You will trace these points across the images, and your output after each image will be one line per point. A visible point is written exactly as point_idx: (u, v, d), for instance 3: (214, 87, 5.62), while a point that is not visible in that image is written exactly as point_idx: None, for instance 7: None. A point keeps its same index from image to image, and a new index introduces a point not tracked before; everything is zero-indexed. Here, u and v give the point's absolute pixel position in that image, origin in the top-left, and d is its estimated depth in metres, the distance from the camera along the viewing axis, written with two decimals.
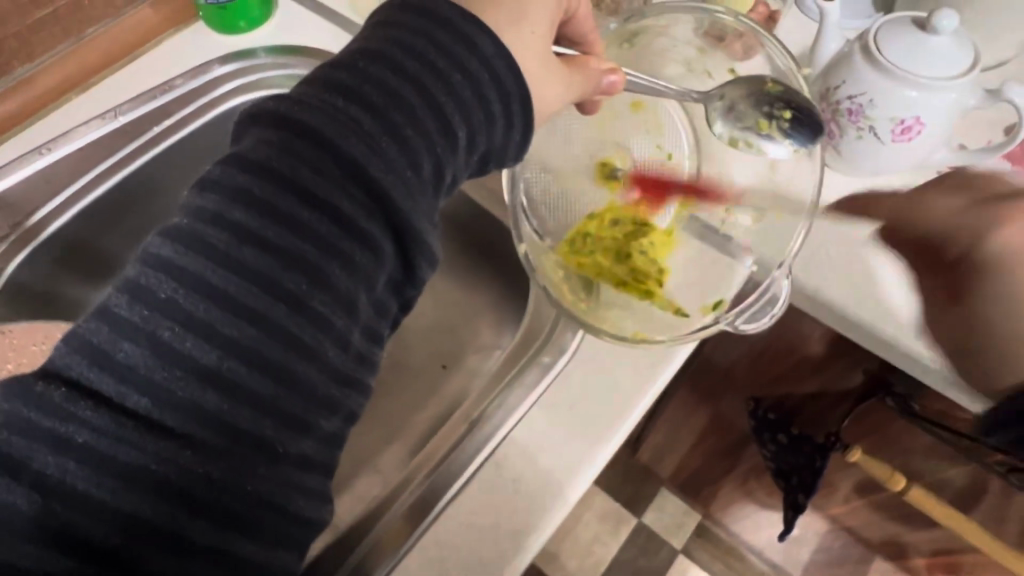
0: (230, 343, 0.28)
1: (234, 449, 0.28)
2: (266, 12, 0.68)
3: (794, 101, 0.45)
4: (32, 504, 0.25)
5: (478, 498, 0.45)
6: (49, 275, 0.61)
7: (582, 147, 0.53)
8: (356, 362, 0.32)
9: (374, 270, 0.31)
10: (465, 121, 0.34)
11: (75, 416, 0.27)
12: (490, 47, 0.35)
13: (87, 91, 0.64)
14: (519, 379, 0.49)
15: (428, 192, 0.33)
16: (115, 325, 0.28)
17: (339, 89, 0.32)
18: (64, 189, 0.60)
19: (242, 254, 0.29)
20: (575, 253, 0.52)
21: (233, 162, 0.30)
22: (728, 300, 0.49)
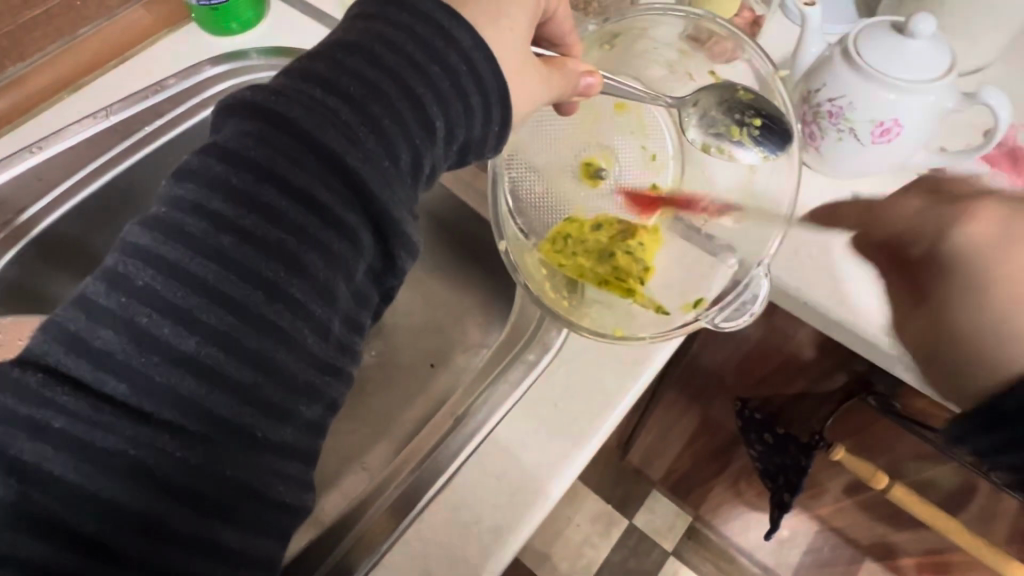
0: (209, 329, 0.29)
1: (212, 435, 0.29)
2: (258, 13, 0.69)
3: (764, 108, 0.48)
4: (10, 489, 0.26)
5: (462, 493, 0.45)
6: (38, 272, 0.61)
7: (565, 148, 0.55)
8: (337, 350, 0.32)
9: (353, 258, 0.32)
10: (444, 113, 0.34)
11: (52, 402, 0.27)
12: (468, 40, 0.35)
13: (79, 91, 0.65)
14: (503, 377, 0.49)
15: (407, 182, 0.33)
16: (92, 312, 0.28)
17: (318, 81, 0.32)
18: (54, 188, 0.61)
19: (221, 242, 0.29)
20: (558, 252, 0.53)
21: (211, 153, 0.30)
22: (709, 298, 0.50)
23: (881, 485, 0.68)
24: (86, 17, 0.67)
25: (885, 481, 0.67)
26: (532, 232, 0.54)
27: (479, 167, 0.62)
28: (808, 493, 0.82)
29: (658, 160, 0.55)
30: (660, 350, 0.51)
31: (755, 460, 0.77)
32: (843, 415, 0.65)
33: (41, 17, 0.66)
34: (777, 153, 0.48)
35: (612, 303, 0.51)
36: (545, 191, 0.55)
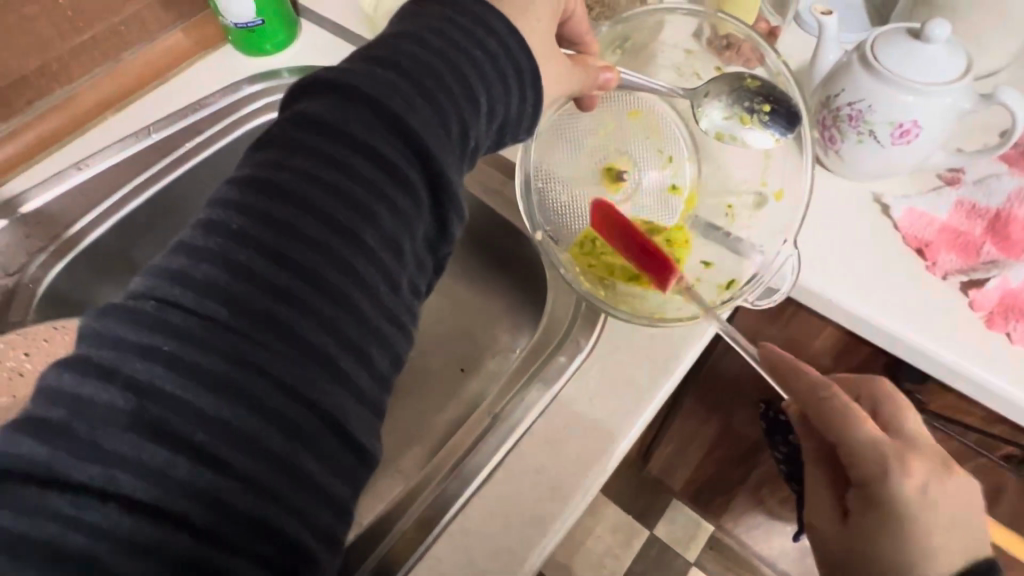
0: (295, 266, 0.31)
1: (302, 360, 0.30)
2: (291, 36, 0.72)
3: (772, 95, 0.49)
4: (128, 401, 0.27)
5: (503, 487, 0.47)
6: (86, 285, 0.64)
7: (586, 154, 0.57)
8: (403, 304, 0.34)
9: (415, 215, 0.34)
10: (487, 90, 0.37)
11: (166, 324, 0.29)
12: (505, 29, 0.38)
13: (123, 112, 0.68)
14: (542, 368, 0.51)
15: (458, 151, 0.35)
16: (192, 253, 0.31)
17: (378, 59, 0.34)
18: (99, 204, 0.63)
19: (303, 190, 0.32)
20: (586, 253, 0.54)
21: (289, 122, 0.33)
22: (742, 279, 0.51)
23: None
24: (129, 42, 0.69)
25: None
26: (557, 240, 0.55)
27: (507, 175, 0.64)
28: None
29: (674, 164, 0.57)
30: (693, 341, 0.52)
31: (779, 464, 0.75)
32: None
33: (88, 42, 0.67)
34: (787, 135, 0.49)
35: (644, 297, 0.53)
36: (573, 197, 0.57)
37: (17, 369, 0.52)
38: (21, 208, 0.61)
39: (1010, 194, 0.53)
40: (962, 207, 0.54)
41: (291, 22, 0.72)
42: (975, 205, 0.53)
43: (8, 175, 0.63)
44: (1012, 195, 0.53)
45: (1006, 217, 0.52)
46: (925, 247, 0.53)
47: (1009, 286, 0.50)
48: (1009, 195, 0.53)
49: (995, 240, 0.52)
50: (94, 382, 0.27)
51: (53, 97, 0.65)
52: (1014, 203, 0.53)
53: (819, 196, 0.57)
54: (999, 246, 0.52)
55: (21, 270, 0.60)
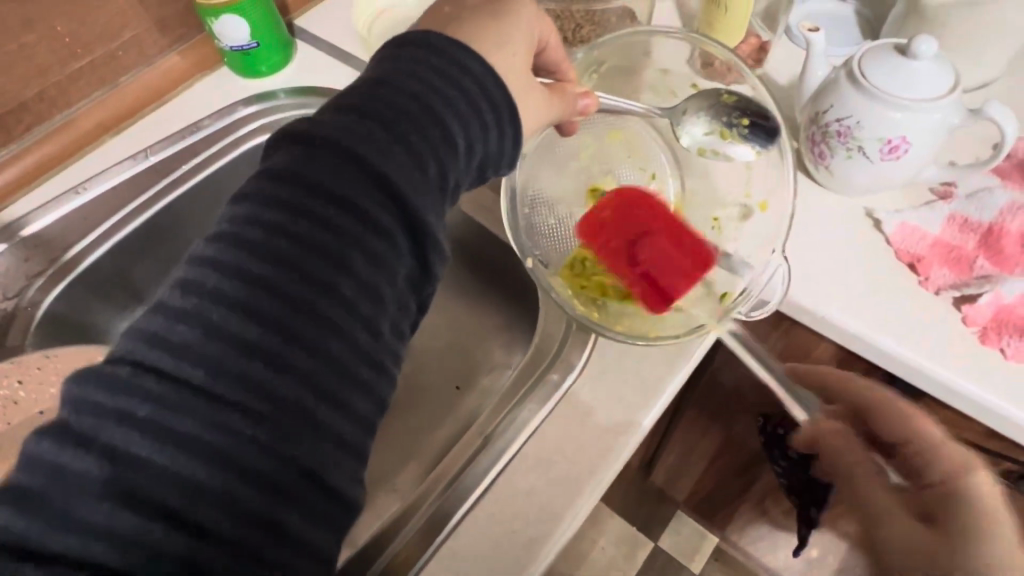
0: (269, 320, 0.31)
1: (278, 415, 0.30)
2: (286, 57, 0.73)
3: (750, 108, 0.50)
4: (102, 469, 0.28)
5: (493, 507, 0.47)
6: (86, 307, 0.66)
7: (570, 177, 0.58)
8: (385, 349, 0.34)
9: (393, 261, 0.34)
10: (464, 130, 0.37)
11: (137, 388, 0.29)
12: (480, 67, 0.38)
13: (122, 133, 0.71)
14: (533, 389, 0.51)
15: (436, 193, 0.36)
16: (168, 313, 0.31)
17: (352, 108, 0.35)
18: (96, 227, 0.65)
19: (276, 245, 0.32)
20: (577, 274, 0.55)
21: (264, 175, 0.34)
22: (734, 291, 0.51)
23: None
24: (128, 65, 0.69)
25: None
26: (548, 262, 0.56)
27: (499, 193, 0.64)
28: (836, 510, 0.74)
29: (656, 181, 0.57)
30: (685, 359, 0.52)
31: (778, 476, 0.74)
32: None
33: (86, 69, 0.66)
34: (766, 148, 0.50)
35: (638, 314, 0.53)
36: (560, 222, 0.57)
37: (11, 397, 0.53)
38: (22, 232, 0.62)
39: (1002, 208, 0.53)
40: (954, 221, 0.54)
41: (286, 42, 0.72)
42: (967, 219, 0.53)
43: (9, 199, 0.65)
44: (1004, 209, 0.52)
45: (999, 230, 0.52)
46: (918, 261, 0.53)
47: (1004, 301, 0.50)
48: (1001, 209, 0.53)
49: (987, 254, 0.52)
50: (71, 451, 0.28)
51: (52, 122, 0.66)
52: (1006, 217, 0.52)
53: (808, 211, 0.57)
54: (992, 260, 0.51)
55: (20, 294, 0.62)
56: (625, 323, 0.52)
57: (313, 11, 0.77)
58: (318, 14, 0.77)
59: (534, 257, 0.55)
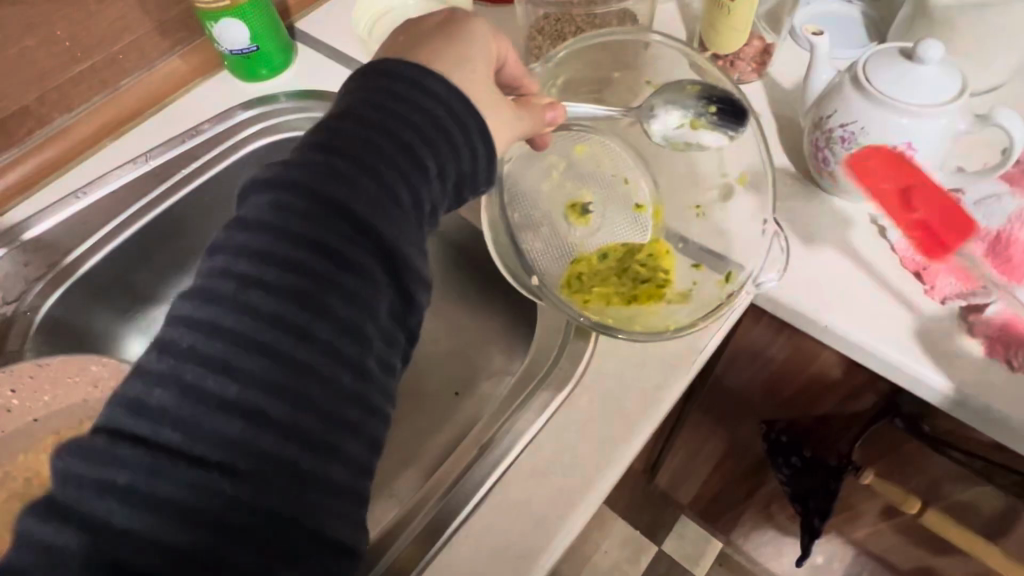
0: (246, 373, 0.32)
1: (262, 471, 0.31)
2: (287, 60, 0.72)
3: (714, 95, 0.52)
4: (82, 543, 0.28)
5: (488, 517, 0.46)
6: (84, 312, 0.66)
7: (546, 198, 0.58)
8: (373, 386, 0.35)
9: (372, 298, 0.35)
10: (434, 155, 0.38)
11: (118, 458, 0.30)
12: (442, 90, 0.39)
13: (118, 139, 0.68)
14: (530, 398, 0.51)
15: (413, 222, 0.37)
16: (146, 377, 0.32)
17: (318, 148, 0.36)
18: (96, 231, 0.65)
19: (248, 295, 0.33)
20: (576, 291, 0.54)
21: (236, 227, 0.35)
22: (738, 270, 0.52)
23: (914, 510, 0.63)
24: (128, 67, 0.69)
25: (918, 506, 0.62)
26: (545, 282, 0.54)
27: None
28: (841, 517, 0.73)
29: (631, 182, 0.58)
30: (693, 358, 0.51)
31: (783, 484, 0.73)
32: (873, 436, 0.61)
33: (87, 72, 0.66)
34: (736, 130, 0.52)
35: (647, 314, 0.53)
36: (546, 243, 0.56)
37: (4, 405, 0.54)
38: (23, 235, 0.62)
39: (1011, 215, 0.52)
40: None
41: (287, 45, 0.71)
42: (974, 226, 0.52)
43: (10, 203, 0.64)
44: (1013, 216, 0.51)
45: (1007, 238, 0.51)
46: (924, 269, 0.52)
47: (1010, 311, 0.49)
48: (1009, 216, 0.52)
49: (997, 263, 0.50)
50: (54, 525, 0.28)
51: (42, 133, 0.65)
52: (1015, 224, 0.51)
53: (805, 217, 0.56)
54: (1001, 270, 0.50)
55: (19, 298, 0.62)
56: (640, 323, 0.52)
57: (314, 12, 0.77)
58: (319, 15, 0.77)
59: (535, 276, 0.53)
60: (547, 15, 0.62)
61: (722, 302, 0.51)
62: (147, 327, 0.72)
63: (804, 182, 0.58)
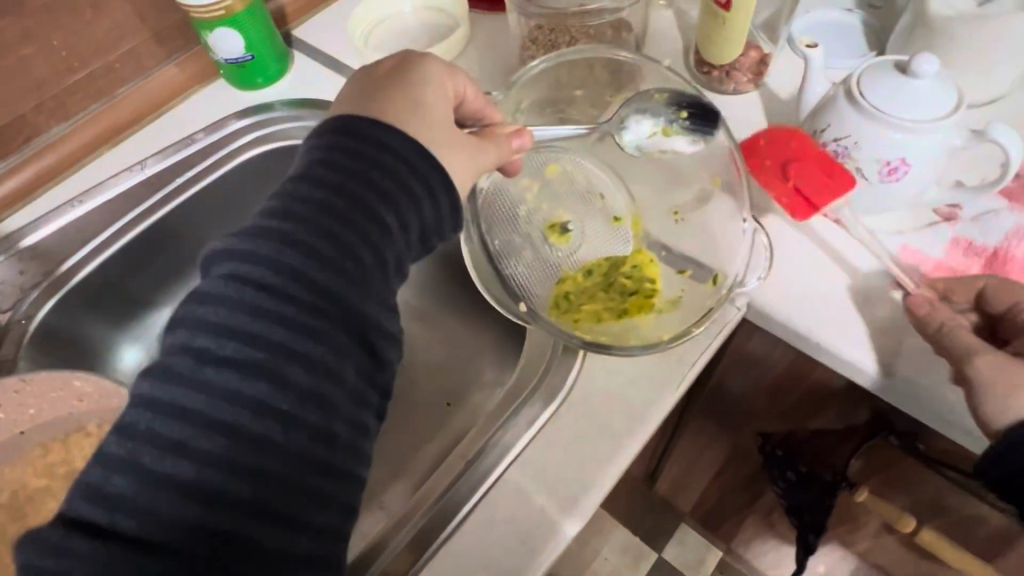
0: (204, 452, 0.34)
1: (222, 548, 0.33)
2: (283, 69, 0.71)
3: (683, 101, 0.54)
4: None
5: (472, 534, 0.46)
6: (78, 319, 0.67)
7: (523, 223, 0.57)
8: (339, 451, 0.37)
9: (334, 366, 0.37)
10: (395, 211, 0.40)
11: (74, 551, 0.32)
12: (398, 141, 0.42)
13: (117, 147, 0.69)
14: (517, 413, 0.50)
15: (376, 281, 0.39)
16: (107, 463, 0.34)
17: (276, 216, 0.39)
18: (91, 240, 0.65)
19: (206, 373, 0.35)
20: (565, 311, 0.53)
21: (195, 303, 0.37)
22: (728, 270, 0.52)
23: (909, 529, 0.62)
24: (123, 77, 0.69)
25: (912, 525, 0.62)
26: (535, 308, 0.53)
27: None
28: (838, 531, 0.72)
29: (607, 197, 0.58)
30: (685, 370, 0.51)
31: (779, 496, 0.72)
32: (868, 452, 0.60)
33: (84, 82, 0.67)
34: (708, 134, 0.54)
35: (641, 325, 0.52)
36: (529, 267, 0.55)
37: None
38: (21, 242, 0.63)
39: (1008, 231, 0.52)
40: (959, 244, 0.53)
41: (283, 53, 0.71)
42: (972, 243, 0.52)
43: (9, 211, 0.64)
44: (1010, 233, 0.52)
45: (1004, 256, 0.51)
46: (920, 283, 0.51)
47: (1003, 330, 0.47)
48: (1007, 233, 0.52)
49: None
50: None
51: (42, 141, 0.66)
52: (1012, 241, 0.52)
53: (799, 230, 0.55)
54: None
55: (14, 306, 0.63)
56: (632, 336, 0.51)
57: (312, 19, 0.77)
58: (316, 23, 0.76)
59: (524, 301, 0.53)
60: (539, 26, 0.62)
61: (711, 306, 0.51)
62: (145, 335, 0.73)
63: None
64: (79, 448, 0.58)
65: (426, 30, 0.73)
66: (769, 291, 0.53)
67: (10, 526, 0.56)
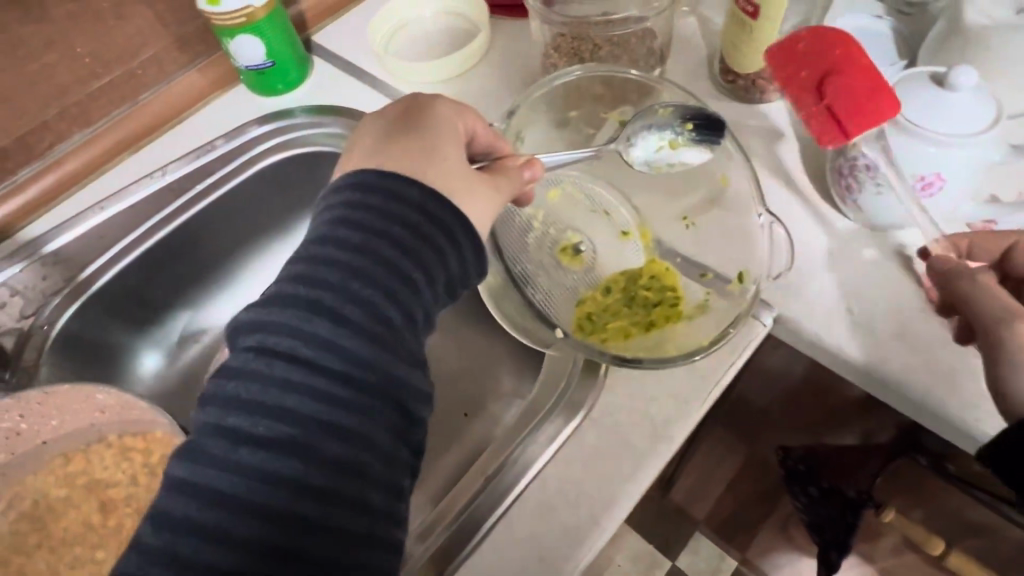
0: (243, 539, 0.33)
1: None
2: (304, 74, 0.71)
3: (687, 113, 0.54)
4: None
5: (492, 552, 0.46)
6: (98, 324, 0.67)
7: (535, 249, 0.56)
8: (378, 521, 0.37)
9: (367, 432, 0.37)
10: (419, 265, 0.41)
11: None
12: (419, 194, 0.42)
13: (139, 152, 0.68)
14: (537, 429, 0.50)
15: (404, 337, 0.39)
16: (143, 555, 0.33)
17: (301, 281, 0.39)
18: (113, 245, 0.66)
19: (240, 455, 0.35)
20: (591, 331, 0.52)
21: (224, 379, 0.37)
22: (751, 267, 0.52)
23: (939, 550, 0.64)
24: (145, 83, 0.69)
25: (942, 547, 0.63)
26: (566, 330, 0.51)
27: None
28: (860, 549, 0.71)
29: (613, 213, 0.59)
30: (715, 377, 0.50)
31: (799, 511, 0.70)
32: (894, 472, 0.60)
33: None
34: (714, 144, 0.54)
35: (673, 334, 0.51)
36: (548, 292, 0.54)
37: (14, 428, 0.55)
38: (44, 247, 0.63)
39: None
40: None
41: (302, 59, 0.70)
42: None
43: (29, 218, 0.64)
44: None
45: None
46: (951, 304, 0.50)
47: None
48: None
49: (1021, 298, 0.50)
50: None
51: (67, 146, 0.66)
52: None
53: (820, 241, 0.55)
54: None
55: (36, 312, 0.64)
56: (666, 348, 0.50)
57: (332, 24, 0.76)
58: (336, 28, 0.76)
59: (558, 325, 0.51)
60: (561, 34, 0.61)
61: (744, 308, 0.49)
62: (163, 341, 0.73)
63: (825, 208, 0.56)
64: (99, 457, 0.58)
65: (446, 37, 0.72)
66: (797, 306, 0.52)
67: (32, 536, 0.57)
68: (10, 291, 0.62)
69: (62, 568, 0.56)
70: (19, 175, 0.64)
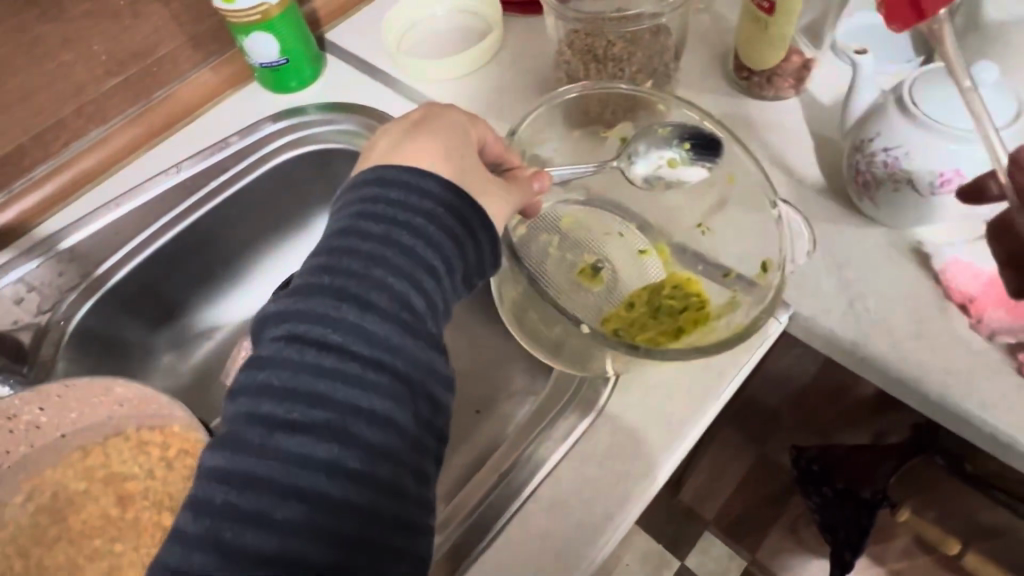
0: (283, 523, 0.33)
1: None
2: (317, 68, 0.71)
3: (685, 132, 0.55)
4: None
5: (505, 548, 0.46)
6: (112, 320, 0.68)
7: (555, 267, 0.55)
8: (412, 504, 0.37)
9: (397, 416, 0.37)
10: (440, 253, 0.41)
11: None
12: (438, 185, 0.43)
13: (154, 149, 0.69)
14: (552, 425, 0.50)
15: (428, 324, 0.40)
16: (185, 541, 0.34)
17: (326, 270, 0.39)
18: (127, 242, 0.66)
19: (276, 440, 0.35)
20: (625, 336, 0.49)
21: (255, 369, 0.37)
22: (776, 258, 0.51)
23: (955, 551, 0.63)
24: (160, 81, 0.70)
25: (958, 548, 0.63)
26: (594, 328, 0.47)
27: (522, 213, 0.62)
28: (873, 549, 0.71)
29: (628, 234, 0.58)
30: (732, 373, 0.50)
31: (812, 511, 0.68)
32: (908, 472, 0.61)
33: None
34: (711, 161, 0.55)
35: (701, 335, 0.50)
36: (572, 305, 0.52)
37: (34, 421, 0.56)
38: (60, 244, 0.64)
39: None
40: None
41: (314, 55, 0.70)
42: None
43: (43, 216, 0.65)
44: None
45: None
46: (971, 301, 0.49)
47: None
48: None
49: None
50: None
51: (82, 144, 0.66)
52: None
53: (837, 239, 0.54)
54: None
55: (53, 308, 0.64)
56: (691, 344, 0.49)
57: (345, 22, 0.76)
58: (348, 25, 0.76)
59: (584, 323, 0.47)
60: (575, 30, 0.60)
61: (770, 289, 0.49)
62: (176, 337, 0.73)
63: (841, 206, 0.56)
64: (115, 451, 0.59)
65: (459, 34, 0.72)
66: (811, 305, 0.52)
67: (50, 529, 0.57)
68: (27, 287, 0.63)
69: (80, 561, 0.56)
70: (36, 171, 0.65)
